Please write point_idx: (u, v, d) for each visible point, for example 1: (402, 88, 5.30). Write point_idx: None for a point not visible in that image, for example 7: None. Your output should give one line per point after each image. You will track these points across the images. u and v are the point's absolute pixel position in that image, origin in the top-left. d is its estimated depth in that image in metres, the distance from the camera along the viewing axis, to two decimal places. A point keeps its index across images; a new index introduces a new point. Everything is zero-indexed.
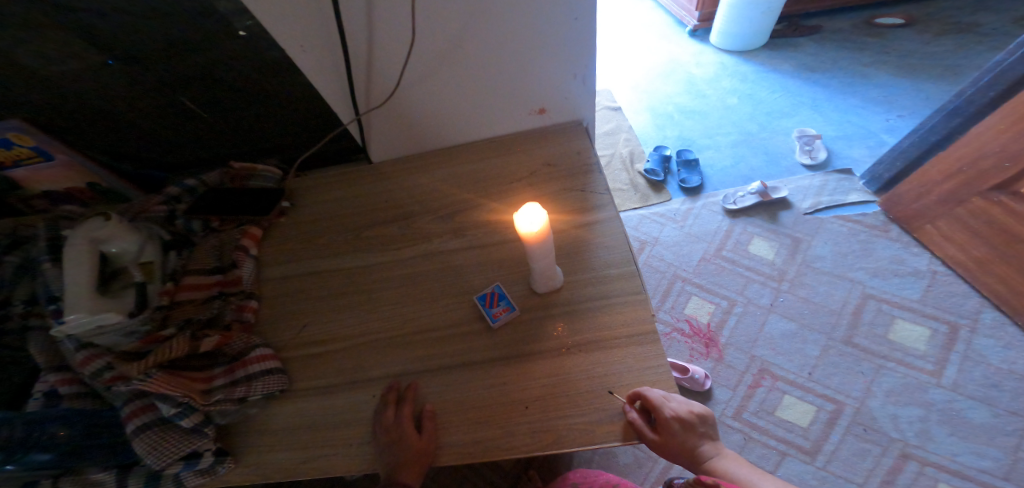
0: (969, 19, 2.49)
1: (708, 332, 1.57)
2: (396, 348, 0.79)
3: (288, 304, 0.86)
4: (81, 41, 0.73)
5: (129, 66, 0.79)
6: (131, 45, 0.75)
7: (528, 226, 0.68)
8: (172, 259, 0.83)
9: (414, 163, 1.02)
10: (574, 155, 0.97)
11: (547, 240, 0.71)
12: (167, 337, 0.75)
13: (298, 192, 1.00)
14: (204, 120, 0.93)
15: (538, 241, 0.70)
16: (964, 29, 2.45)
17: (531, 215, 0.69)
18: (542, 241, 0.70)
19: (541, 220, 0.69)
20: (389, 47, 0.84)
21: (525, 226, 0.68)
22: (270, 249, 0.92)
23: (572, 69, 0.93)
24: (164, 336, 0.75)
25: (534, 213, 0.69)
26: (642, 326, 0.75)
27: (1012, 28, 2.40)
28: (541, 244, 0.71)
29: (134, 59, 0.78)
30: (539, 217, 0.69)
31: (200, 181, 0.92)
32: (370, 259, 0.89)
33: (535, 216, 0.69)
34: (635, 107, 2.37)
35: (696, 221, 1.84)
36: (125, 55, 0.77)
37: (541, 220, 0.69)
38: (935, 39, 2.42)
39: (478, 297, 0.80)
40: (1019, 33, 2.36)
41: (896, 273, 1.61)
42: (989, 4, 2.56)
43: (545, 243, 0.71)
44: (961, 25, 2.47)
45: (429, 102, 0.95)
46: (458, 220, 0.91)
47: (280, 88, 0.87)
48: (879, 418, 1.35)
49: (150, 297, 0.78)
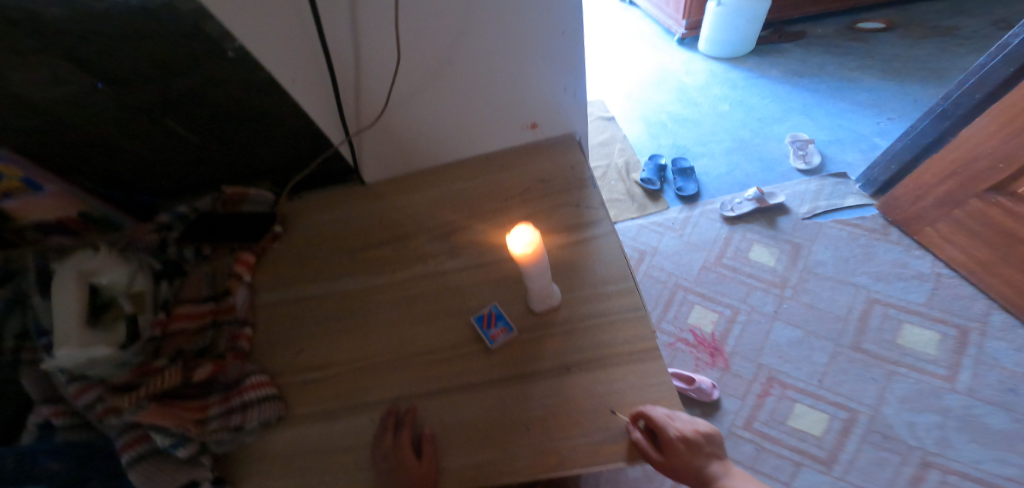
0: (947, 22, 2.52)
1: (713, 341, 1.55)
2: (393, 371, 0.77)
3: (283, 330, 0.84)
4: (69, 65, 0.72)
5: (118, 89, 0.78)
6: (119, 68, 0.75)
7: (521, 249, 0.68)
8: (164, 289, 0.80)
9: (407, 182, 1.02)
10: (568, 170, 0.97)
11: (542, 260, 0.70)
12: (159, 368, 0.73)
13: (290, 216, 0.99)
14: (194, 143, 0.93)
15: (533, 262, 0.69)
16: (943, 32, 2.47)
17: (525, 237, 0.68)
18: (536, 262, 0.69)
19: (534, 241, 0.68)
20: (377, 66, 0.83)
21: (518, 248, 0.68)
22: (263, 274, 0.91)
23: (562, 82, 0.93)
24: (156, 367, 0.73)
25: (527, 235, 0.69)
26: (643, 343, 0.73)
27: (990, 31, 2.43)
28: (535, 265, 0.70)
29: (123, 81, 0.77)
30: (532, 239, 0.68)
31: (191, 208, 0.89)
32: (364, 282, 0.87)
33: (529, 238, 0.68)
34: (627, 117, 2.37)
35: (695, 229, 1.83)
36: (113, 78, 0.76)
37: (534, 241, 0.68)
38: (918, 43, 2.44)
39: (475, 319, 0.78)
40: (997, 36, 2.39)
41: (900, 277, 1.60)
42: (965, 7, 2.60)
43: (539, 264, 0.70)
44: (940, 29, 2.50)
45: (420, 120, 0.94)
46: (454, 240, 0.90)
47: (272, 108, 0.87)
48: (895, 425, 1.33)
49: (140, 328, 0.74)
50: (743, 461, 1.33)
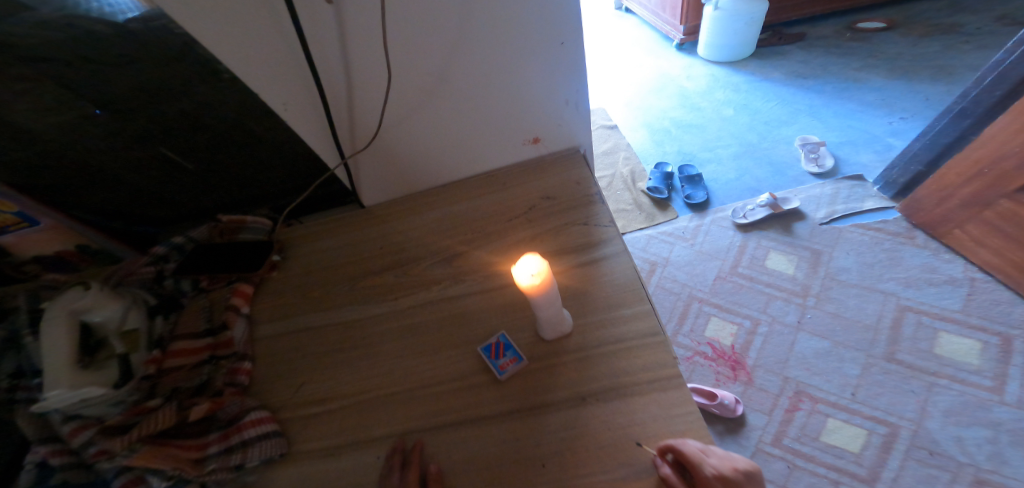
0: (949, 20, 2.47)
1: (733, 354, 1.48)
2: (397, 405, 0.73)
3: (280, 363, 0.79)
4: (68, 91, 0.73)
5: (116, 117, 0.78)
6: (117, 93, 0.75)
7: (527, 280, 0.64)
8: (158, 325, 0.78)
9: (408, 205, 0.98)
10: (574, 186, 0.93)
11: (552, 290, 0.66)
12: (153, 408, 0.69)
13: (287, 242, 0.95)
14: (192, 172, 0.91)
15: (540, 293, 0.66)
16: (946, 30, 2.42)
17: (532, 267, 0.65)
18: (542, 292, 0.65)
19: (540, 271, 0.65)
20: (369, 85, 0.80)
21: (524, 279, 0.64)
22: (260, 304, 0.86)
23: (564, 95, 0.90)
24: (149, 408, 0.69)
25: (534, 265, 0.65)
26: (665, 371, 0.68)
27: (994, 27, 2.36)
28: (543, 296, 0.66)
29: (121, 109, 0.77)
30: (538, 269, 0.65)
31: (187, 237, 0.88)
32: (365, 310, 0.83)
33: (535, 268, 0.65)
34: (630, 125, 2.33)
35: (707, 238, 1.78)
36: (112, 105, 0.77)
37: (540, 271, 0.65)
38: (921, 40, 2.39)
39: (482, 349, 0.74)
40: (1002, 32, 2.32)
41: (930, 282, 1.52)
42: (965, 5, 2.56)
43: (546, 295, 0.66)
44: (942, 27, 2.45)
45: (418, 139, 0.91)
46: (458, 264, 0.86)
47: (266, 131, 0.85)
48: (942, 441, 1.25)
49: (134, 366, 0.72)
50: (775, 480, 1.25)
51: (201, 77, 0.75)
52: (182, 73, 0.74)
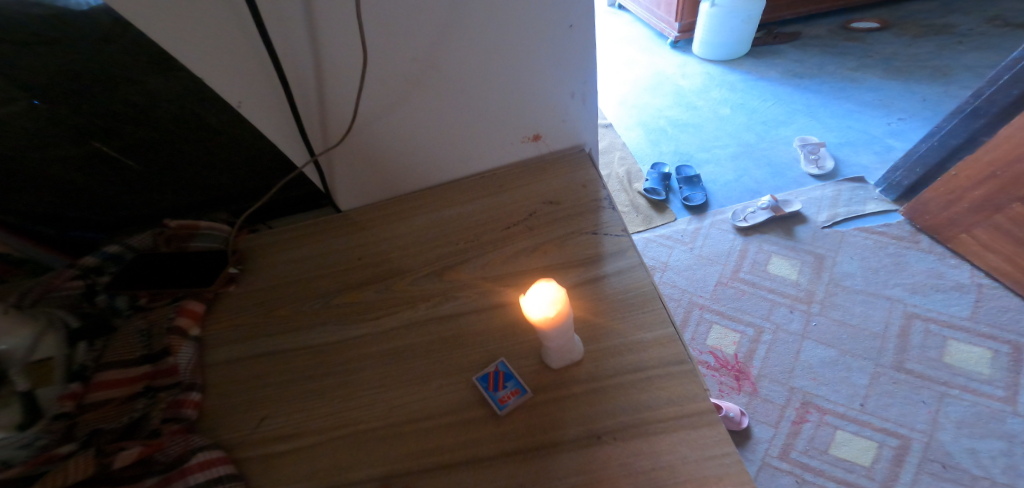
0: (941, 21, 2.43)
1: (737, 364, 1.40)
2: (378, 443, 0.62)
3: (240, 394, 0.68)
4: None
5: (56, 107, 0.68)
6: (50, 78, 0.65)
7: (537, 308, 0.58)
8: (80, 353, 0.66)
9: (391, 209, 0.87)
10: (579, 189, 0.83)
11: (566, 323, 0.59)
12: (65, 455, 0.58)
13: (250, 252, 0.83)
14: (137, 171, 0.80)
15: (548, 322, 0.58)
16: (939, 30, 2.38)
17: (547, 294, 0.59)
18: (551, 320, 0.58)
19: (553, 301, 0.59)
20: (341, 71, 0.68)
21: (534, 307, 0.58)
22: (215, 326, 0.74)
23: (570, 86, 0.79)
24: (60, 455, 0.57)
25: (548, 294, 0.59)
26: (696, 405, 0.58)
27: (987, 28, 2.33)
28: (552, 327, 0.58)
29: (60, 95, 0.67)
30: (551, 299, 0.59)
31: (125, 246, 0.76)
32: (342, 332, 0.72)
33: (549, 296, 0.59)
34: (625, 123, 2.24)
35: (706, 242, 1.69)
36: (46, 90, 0.66)
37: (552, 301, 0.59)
38: (916, 41, 2.34)
39: (478, 379, 0.63)
40: (995, 33, 2.29)
41: (937, 288, 1.46)
42: (958, 6, 2.52)
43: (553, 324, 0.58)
44: (936, 27, 2.40)
45: (403, 135, 0.80)
46: (448, 278, 0.75)
47: (224, 123, 0.76)
48: (955, 453, 1.18)
49: (42, 404, 0.61)
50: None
51: (146, 64, 0.67)
52: (120, 56, 0.65)
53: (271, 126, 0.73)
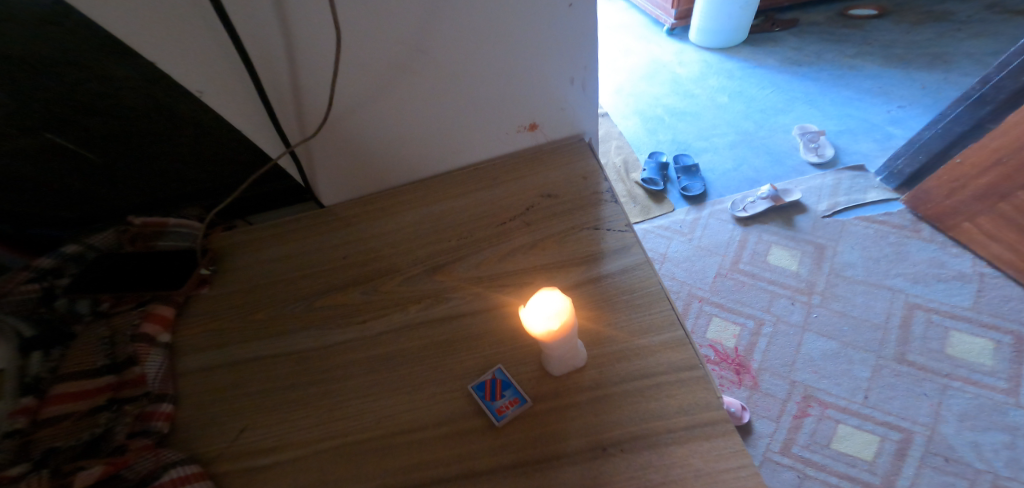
0: (941, 6, 2.38)
1: (737, 357, 1.36)
2: (368, 456, 0.57)
3: (218, 404, 0.63)
4: None
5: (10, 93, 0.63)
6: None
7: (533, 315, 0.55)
8: (35, 364, 0.62)
9: (379, 204, 0.82)
10: (579, 181, 0.78)
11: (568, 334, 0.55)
12: (17, 477, 0.53)
13: (226, 251, 0.78)
14: (97, 163, 0.75)
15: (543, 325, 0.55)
16: (939, 16, 2.33)
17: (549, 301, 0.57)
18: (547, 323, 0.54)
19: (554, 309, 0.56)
20: (315, 54, 0.62)
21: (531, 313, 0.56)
22: (188, 331, 0.69)
23: (569, 72, 0.74)
24: (11, 477, 0.53)
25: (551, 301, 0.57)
26: (708, 414, 0.54)
27: (986, 14, 2.28)
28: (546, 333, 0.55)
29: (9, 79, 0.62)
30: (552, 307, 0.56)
31: (86, 245, 0.72)
32: (326, 337, 0.67)
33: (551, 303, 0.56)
34: (621, 112, 2.18)
35: (705, 232, 1.65)
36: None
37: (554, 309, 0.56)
38: (916, 27, 2.29)
39: (475, 388, 0.59)
40: (996, 19, 2.24)
41: (939, 278, 1.42)
42: None
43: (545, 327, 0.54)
44: (935, 13, 2.35)
45: (389, 124, 0.74)
46: (441, 278, 0.70)
47: (189, 109, 0.72)
48: (958, 447, 1.15)
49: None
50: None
51: (102, 51, 0.62)
52: (71, 40, 0.60)
53: (242, 113, 0.67)
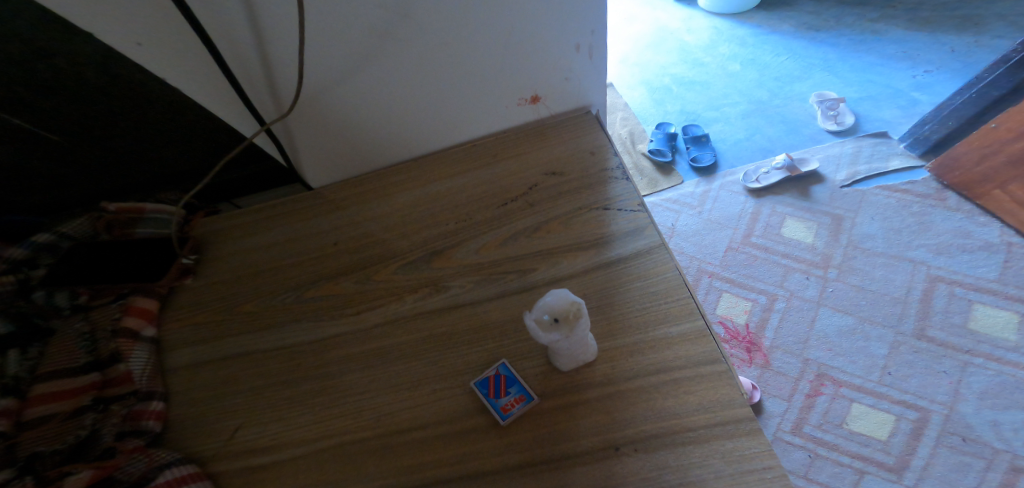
0: None
1: (748, 335, 1.31)
2: (369, 455, 0.53)
3: (209, 401, 0.59)
4: None
5: None
6: None
7: (546, 336, 0.48)
8: (13, 363, 0.58)
9: (371, 184, 0.76)
10: (587, 157, 0.72)
11: (574, 323, 0.49)
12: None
13: (211, 238, 0.74)
14: (62, 146, 0.70)
15: (564, 335, 0.48)
16: None
17: (550, 305, 0.49)
18: (580, 329, 0.48)
19: (578, 310, 0.49)
20: (282, 23, 0.56)
21: (540, 337, 0.48)
22: (173, 324, 0.66)
23: (573, 37, 0.67)
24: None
25: (557, 301, 0.49)
26: (731, 411, 0.50)
27: None
28: (570, 339, 0.49)
29: None
30: (573, 310, 0.49)
31: (57, 234, 0.68)
32: (318, 329, 0.63)
33: (558, 308, 0.49)
34: (627, 82, 2.08)
35: (716, 205, 1.58)
36: None
37: (581, 310, 0.49)
38: None
39: (477, 384, 0.55)
40: None
41: (964, 249, 1.35)
42: None
43: (581, 331, 0.49)
44: None
45: (377, 98, 0.68)
46: (437, 265, 0.66)
47: (154, 85, 0.66)
48: (977, 426, 1.10)
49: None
50: (794, 472, 1.11)
51: (46, 29, 0.56)
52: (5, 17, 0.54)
53: (207, 87, 0.61)
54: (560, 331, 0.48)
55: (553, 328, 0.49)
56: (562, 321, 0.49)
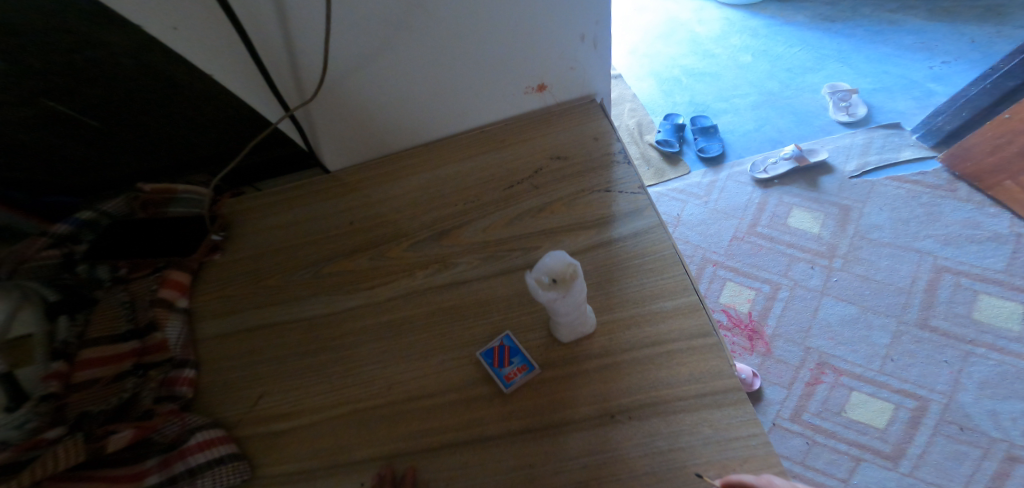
0: None
1: (750, 323, 1.34)
2: (380, 421, 0.58)
3: (236, 370, 0.64)
4: None
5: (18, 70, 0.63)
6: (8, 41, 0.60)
7: (545, 295, 0.50)
8: (62, 328, 0.62)
9: (383, 168, 0.80)
10: (590, 142, 0.75)
11: (571, 284, 0.51)
12: (54, 440, 0.54)
13: (236, 219, 0.78)
14: (100, 131, 0.75)
15: (562, 294, 0.50)
16: None
17: (548, 267, 0.50)
18: (575, 288, 0.50)
19: (573, 272, 0.51)
20: (308, 15, 0.60)
21: (539, 295, 0.50)
22: (204, 297, 0.71)
23: (579, 27, 0.69)
24: (48, 441, 0.54)
25: (555, 263, 0.50)
26: (720, 382, 0.53)
27: None
28: (567, 298, 0.51)
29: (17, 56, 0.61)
30: (569, 271, 0.50)
31: (98, 211, 0.71)
32: (336, 303, 0.67)
33: (556, 269, 0.50)
34: (637, 73, 2.09)
35: (722, 195, 1.60)
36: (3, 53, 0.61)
37: (576, 271, 0.51)
38: None
39: (483, 355, 0.59)
40: None
41: (972, 240, 1.36)
42: None
43: (577, 291, 0.51)
44: None
45: (391, 86, 0.71)
46: (447, 243, 0.69)
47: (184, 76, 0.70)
48: (975, 415, 1.13)
49: (27, 386, 0.59)
50: (791, 458, 1.14)
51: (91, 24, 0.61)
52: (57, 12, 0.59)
53: (236, 77, 0.66)
54: (558, 290, 0.50)
55: (551, 287, 0.51)
56: (559, 282, 0.51)
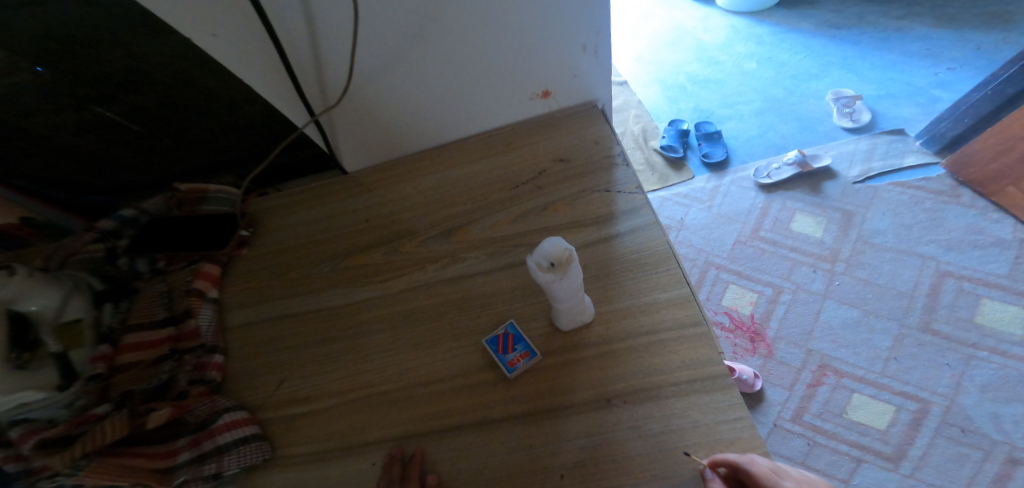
0: None
1: (753, 325, 1.37)
2: (393, 405, 0.62)
3: (260, 356, 0.69)
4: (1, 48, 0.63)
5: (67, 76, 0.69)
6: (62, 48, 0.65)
7: (543, 276, 0.54)
8: (107, 314, 0.68)
9: (397, 170, 0.85)
10: (591, 146, 0.79)
11: (568, 267, 0.54)
12: (101, 415, 0.59)
13: (260, 216, 0.84)
14: (139, 135, 0.81)
15: (559, 277, 0.54)
16: None
17: (547, 251, 0.53)
18: (572, 272, 0.54)
19: (570, 256, 0.54)
20: (335, 28, 0.66)
21: (538, 276, 0.54)
22: (231, 288, 0.76)
23: (581, 38, 0.74)
24: (97, 416, 0.59)
25: (553, 248, 0.53)
26: (710, 369, 0.57)
27: None
28: (564, 281, 0.54)
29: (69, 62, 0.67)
30: (566, 255, 0.54)
31: (139, 209, 0.78)
32: (353, 294, 0.72)
33: (554, 254, 0.53)
34: (642, 80, 2.13)
35: (726, 200, 1.63)
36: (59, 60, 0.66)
37: (573, 255, 0.54)
38: None
39: (488, 342, 0.63)
40: None
41: (975, 245, 1.38)
42: None
43: (573, 275, 0.55)
44: None
45: (405, 93, 0.77)
46: (457, 239, 0.74)
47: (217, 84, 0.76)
48: (976, 418, 1.15)
49: (78, 366, 0.63)
50: (792, 458, 1.17)
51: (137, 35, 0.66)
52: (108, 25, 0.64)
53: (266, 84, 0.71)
54: (556, 273, 0.54)
55: (549, 270, 0.54)
56: (557, 265, 0.54)
